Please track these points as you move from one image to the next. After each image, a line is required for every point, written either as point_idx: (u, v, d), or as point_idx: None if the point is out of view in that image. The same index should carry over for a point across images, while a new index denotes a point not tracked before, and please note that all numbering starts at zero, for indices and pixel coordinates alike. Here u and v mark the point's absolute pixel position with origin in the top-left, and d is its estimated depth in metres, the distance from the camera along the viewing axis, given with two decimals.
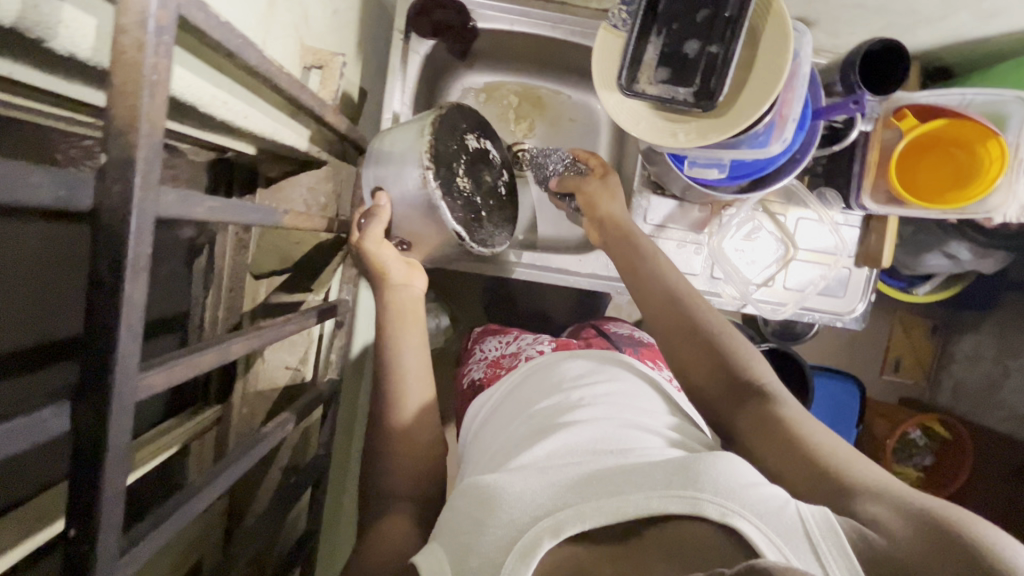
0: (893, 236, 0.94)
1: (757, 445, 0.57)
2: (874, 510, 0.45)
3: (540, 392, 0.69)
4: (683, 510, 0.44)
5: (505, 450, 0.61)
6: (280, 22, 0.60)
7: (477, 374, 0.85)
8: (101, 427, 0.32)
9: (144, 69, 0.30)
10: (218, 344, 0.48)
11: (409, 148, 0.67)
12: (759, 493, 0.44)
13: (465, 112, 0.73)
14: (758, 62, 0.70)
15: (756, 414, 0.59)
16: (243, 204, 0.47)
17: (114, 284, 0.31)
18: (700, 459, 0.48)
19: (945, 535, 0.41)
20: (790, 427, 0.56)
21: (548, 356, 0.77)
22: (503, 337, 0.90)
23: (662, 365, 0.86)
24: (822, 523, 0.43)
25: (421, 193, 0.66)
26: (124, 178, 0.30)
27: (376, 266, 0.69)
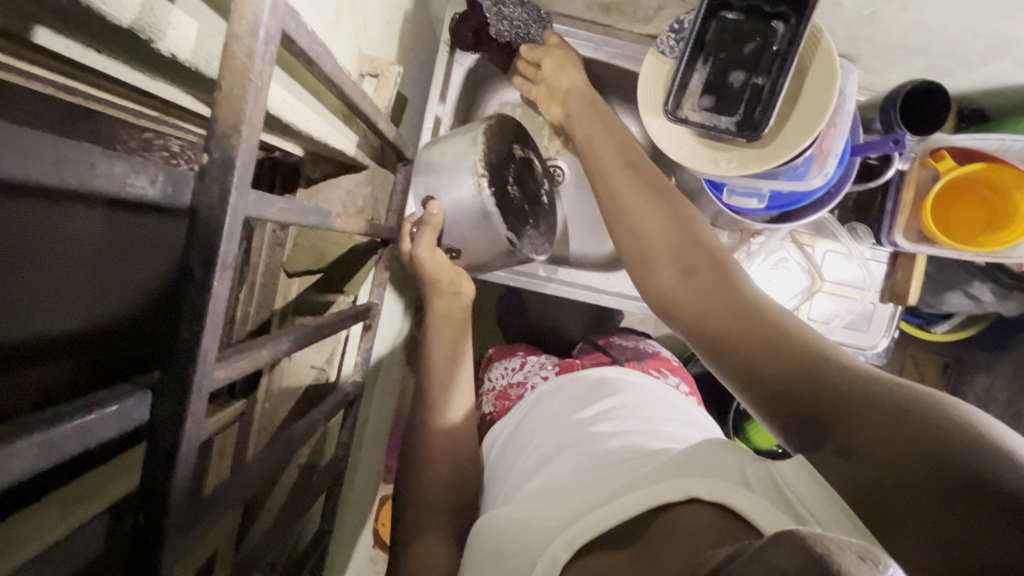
0: (921, 274, 0.94)
1: (731, 334, 0.55)
2: (857, 423, 0.41)
3: (547, 415, 0.70)
4: (679, 497, 0.45)
5: (519, 475, 0.63)
6: (344, 29, 0.61)
7: (487, 408, 0.85)
8: (180, 417, 0.32)
9: (251, 75, 0.31)
10: (270, 342, 0.49)
11: (460, 156, 0.67)
12: (745, 476, 0.45)
13: (515, 124, 0.74)
14: (803, 97, 0.71)
15: (704, 287, 0.61)
16: (306, 207, 0.48)
17: (205, 280, 0.32)
18: (688, 459, 0.49)
19: (934, 442, 0.36)
20: (763, 316, 0.54)
21: (552, 383, 0.77)
22: (508, 362, 0.88)
23: (667, 374, 0.86)
24: (804, 483, 0.41)
25: (475, 201, 0.66)
26: (224, 178, 0.31)
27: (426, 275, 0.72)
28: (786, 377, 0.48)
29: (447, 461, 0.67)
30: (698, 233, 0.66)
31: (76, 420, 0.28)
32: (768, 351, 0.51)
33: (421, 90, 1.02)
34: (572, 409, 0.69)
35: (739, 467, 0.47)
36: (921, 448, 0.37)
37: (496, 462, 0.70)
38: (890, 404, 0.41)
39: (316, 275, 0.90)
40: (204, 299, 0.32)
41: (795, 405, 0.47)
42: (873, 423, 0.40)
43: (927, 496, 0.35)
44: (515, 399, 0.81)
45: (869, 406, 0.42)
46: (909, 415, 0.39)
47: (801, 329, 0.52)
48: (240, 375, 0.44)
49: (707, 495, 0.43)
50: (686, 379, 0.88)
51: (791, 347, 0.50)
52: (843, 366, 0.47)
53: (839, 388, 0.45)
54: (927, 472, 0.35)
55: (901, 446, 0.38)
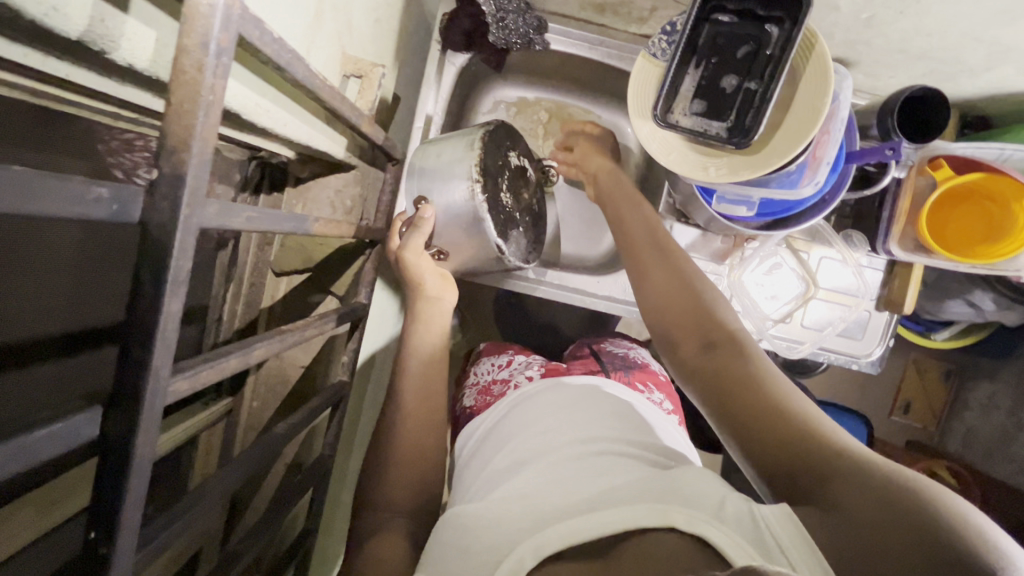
0: (918, 283, 0.92)
1: (735, 396, 0.55)
2: (846, 491, 0.42)
3: (530, 414, 0.69)
4: (655, 522, 0.44)
5: (493, 473, 0.62)
6: (325, 31, 0.60)
7: (467, 401, 0.84)
8: (131, 434, 0.32)
9: (202, 89, 0.30)
10: (242, 348, 0.49)
11: (457, 159, 0.67)
12: (722, 505, 0.45)
13: (512, 130, 0.73)
14: (795, 103, 0.70)
15: (721, 362, 0.58)
16: (276, 214, 0.48)
17: (155, 296, 0.31)
18: (672, 483, 0.49)
19: (920, 520, 0.37)
20: (769, 385, 0.54)
21: (535, 384, 0.76)
22: (496, 359, 0.88)
23: (653, 390, 0.85)
24: (781, 520, 0.41)
25: (467, 206, 0.66)
26: (174, 195, 0.31)
27: (413, 278, 0.71)
28: (788, 451, 0.48)
29: (414, 466, 0.66)
30: (710, 296, 0.66)
31: (20, 440, 0.28)
32: (776, 426, 0.50)
33: (414, 88, 1.01)
34: (557, 412, 0.68)
35: (721, 497, 0.46)
36: (910, 518, 0.37)
37: (472, 460, 0.69)
38: (886, 480, 0.41)
39: (304, 275, 0.90)
40: (153, 317, 0.31)
41: (794, 476, 0.47)
42: (867, 494, 0.40)
43: (910, 566, 0.35)
44: (497, 395, 0.80)
45: (865, 480, 0.42)
46: (898, 490, 0.40)
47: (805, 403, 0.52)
48: (207, 383, 0.44)
49: (685, 525, 0.43)
50: (672, 396, 0.87)
51: (795, 416, 0.50)
52: (844, 443, 0.47)
53: (839, 463, 0.44)
54: (915, 546, 0.36)
55: (891, 517, 0.38)
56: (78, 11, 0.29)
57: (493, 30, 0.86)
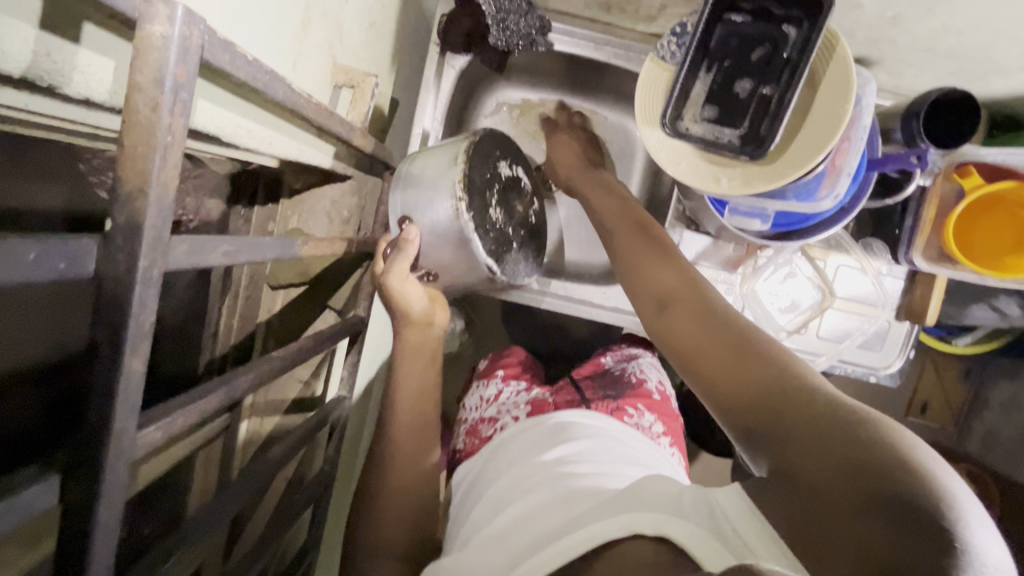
0: (943, 290, 0.87)
1: (701, 358, 0.55)
2: (801, 447, 0.41)
3: (509, 459, 0.68)
4: (623, 531, 0.43)
5: (478, 518, 0.61)
6: (313, 42, 0.57)
7: (459, 444, 0.87)
8: (93, 500, 0.30)
9: (159, 131, 0.28)
10: (226, 384, 0.46)
11: (441, 175, 0.64)
12: (681, 502, 0.44)
13: (502, 138, 0.71)
14: (814, 111, 0.65)
15: (677, 325, 0.60)
16: (258, 242, 0.45)
17: (114, 356, 0.29)
18: (634, 488, 0.49)
19: (865, 477, 0.36)
20: (731, 340, 0.54)
21: (515, 429, 0.75)
22: (484, 393, 0.91)
23: (644, 411, 0.87)
24: (731, 499, 0.41)
25: (453, 224, 0.63)
26: (131, 247, 0.28)
27: (400, 307, 0.68)
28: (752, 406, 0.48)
29: (404, 498, 0.66)
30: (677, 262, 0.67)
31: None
32: (729, 378, 0.51)
33: (413, 90, 0.97)
34: (535, 451, 0.67)
35: (679, 493, 0.46)
36: (858, 473, 0.37)
37: (460, 508, 0.68)
38: (830, 423, 0.42)
39: (300, 289, 0.87)
40: (114, 378, 0.29)
41: (748, 421, 0.48)
42: (812, 447, 0.41)
43: (852, 518, 0.35)
44: (484, 435, 0.83)
45: (810, 424, 0.42)
46: (849, 444, 0.39)
47: (768, 348, 0.52)
48: (185, 427, 0.41)
49: (650, 529, 0.42)
50: (664, 416, 0.89)
51: (757, 369, 0.50)
52: (795, 382, 0.47)
53: (784, 403, 0.46)
54: (857, 497, 0.36)
55: (835, 468, 0.38)
56: (17, 48, 0.26)
57: (494, 32, 0.82)
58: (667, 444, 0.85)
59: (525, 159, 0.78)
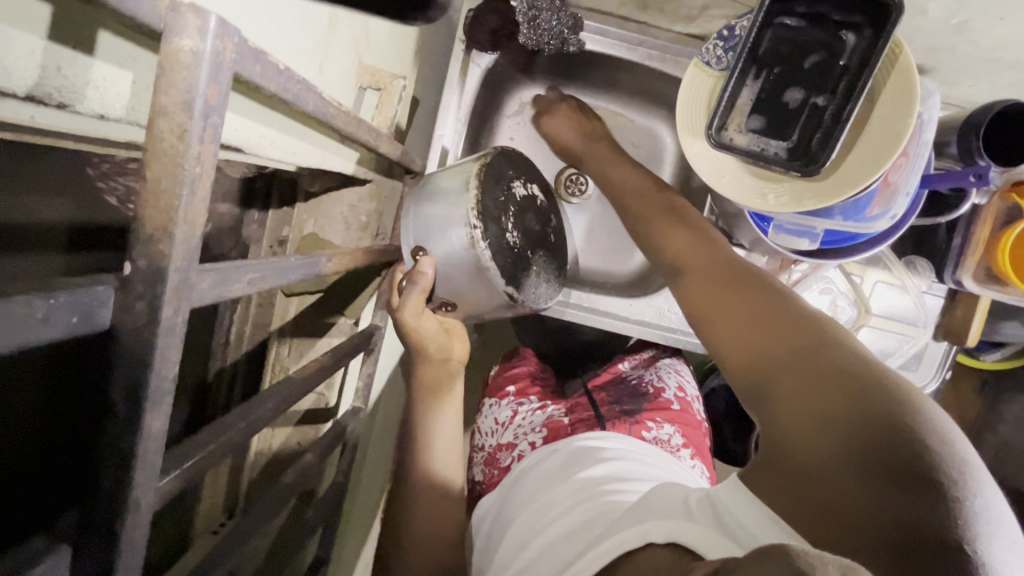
0: (984, 311, 0.84)
1: (712, 308, 0.56)
2: (805, 397, 0.42)
3: (535, 488, 0.64)
4: (636, 543, 0.40)
5: (504, 558, 0.57)
6: (339, 41, 0.53)
7: (479, 475, 0.84)
8: (109, 574, 0.27)
9: (186, 161, 0.24)
10: (246, 419, 0.43)
11: (452, 201, 0.62)
12: (692, 509, 0.42)
13: (511, 156, 0.68)
14: (871, 125, 0.61)
15: (696, 281, 0.60)
16: (283, 265, 0.42)
17: (132, 417, 0.25)
18: (649, 501, 0.46)
19: (872, 435, 0.36)
20: (743, 289, 0.55)
21: (541, 453, 0.71)
22: (496, 415, 0.88)
23: (664, 420, 0.84)
24: (742, 497, 0.39)
25: (467, 253, 0.61)
26: (152, 293, 0.24)
27: (414, 342, 0.68)
28: (758, 351, 0.49)
29: (428, 537, 0.65)
30: (696, 225, 0.67)
31: None
32: (735, 332, 0.52)
33: (434, 88, 0.93)
34: (562, 474, 0.64)
35: (690, 501, 0.44)
36: (868, 432, 0.37)
37: (484, 546, 0.64)
38: (839, 381, 0.41)
39: (316, 296, 0.81)
40: (132, 440, 0.25)
41: (751, 371, 0.49)
42: (821, 403, 0.41)
43: (858, 477, 0.35)
44: (503, 466, 0.80)
45: (813, 373, 0.43)
46: (858, 401, 0.39)
47: (781, 297, 0.53)
48: (204, 469, 0.38)
49: (661, 535, 0.39)
50: (684, 427, 0.86)
51: (767, 316, 0.51)
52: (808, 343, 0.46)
53: (790, 349, 0.47)
54: (861, 462, 0.36)
55: (847, 437, 0.38)
56: (22, 62, 0.22)
57: (524, 32, 0.79)
58: (688, 456, 0.82)
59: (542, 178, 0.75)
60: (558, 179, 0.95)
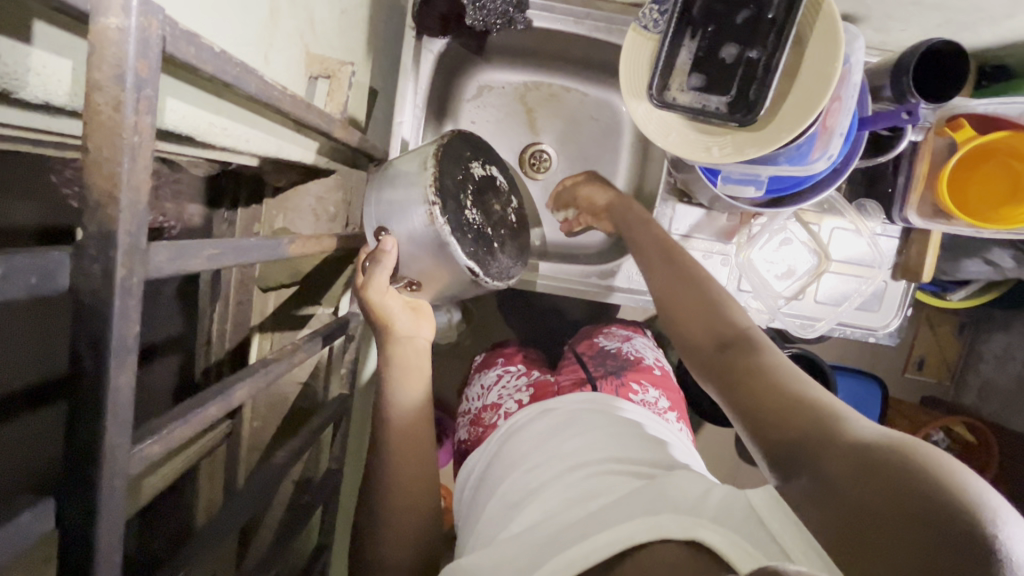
0: (936, 249, 0.87)
1: (744, 388, 0.55)
2: (840, 471, 0.41)
3: (527, 444, 0.69)
4: (651, 535, 0.44)
5: (493, 515, 0.62)
6: (283, 31, 0.55)
7: (464, 433, 0.87)
8: (93, 520, 0.29)
9: (124, 130, 0.26)
10: (223, 393, 0.45)
11: (413, 180, 0.65)
12: (705, 506, 0.46)
13: (471, 139, 0.71)
14: (802, 72, 0.64)
15: (733, 360, 0.59)
16: (243, 244, 0.44)
17: (99, 372, 0.28)
18: (663, 488, 0.49)
19: (909, 497, 0.35)
20: (773, 373, 0.55)
21: (524, 416, 0.76)
22: (485, 380, 0.91)
23: (648, 386, 0.87)
24: (768, 500, 0.43)
25: (428, 231, 0.63)
26: (106, 255, 0.27)
27: (380, 320, 0.68)
28: (791, 429, 0.48)
29: (408, 510, 0.67)
30: (721, 299, 0.67)
31: None
32: (769, 412, 0.51)
33: (392, 79, 0.95)
34: (551, 438, 0.67)
35: (707, 491, 0.48)
36: (904, 492, 0.36)
37: (474, 498, 0.70)
38: (874, 455, 0.40)
39: (293, 288, 0.84)
40: (101, 394, 0.28)
41: (785, 448, 0.47)
42: (860, 475, 0.40)
43: (902, 544, 0.34)
44: (488, 423, 0.83)
45: (846, 451, 0.42)
46: (891, 469, 0.38)
47: (811, 388, 0.52)
48: (184, 438, 0.40)
49: (679, 533, 0.43)
50: (667, 391, 0.89)
51: (799, 402, 0.50)
52: (838, 427, 0.45)
53: (821, 431, 0.46)
54: (903, 524, 0.35)
55: (885, 498, 0.37)
56: None
57: (470, 13, 0.81)
58: (674, 418, 0.86)
59: (502, 162, 0.78)
60: (521, 155, 1.00)
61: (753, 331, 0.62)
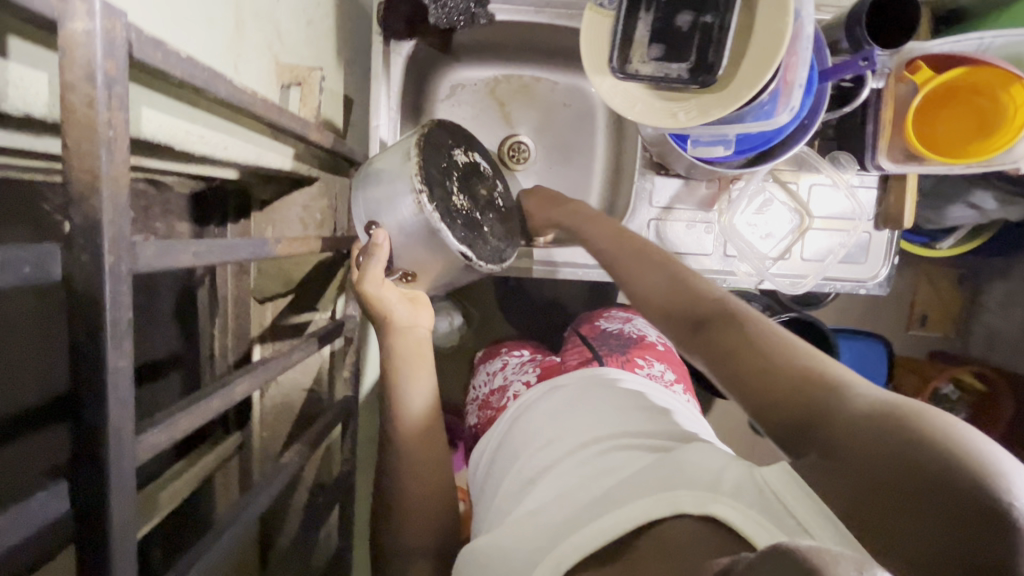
0: (913, 195, 0.90)
1: (727, 361, 0.53)
2: (841, 442, 0.40)
3: (530, 428, 0.69)
4: (666, 511, 0.45)
5: (507, 494, 0.63)
6: (251, 42, 0.57)
7: (473, 419, 0.89)
8: (104, 499, 0.31)
9: (99, 126, 0.28)
10: (223, 389, 0.47)
11: (397, 171, 0.67)
12: (721, 481, 0.46)
13: (450, 127, 0.73)
14: (756, 30, 0.66)
15: (710, 332, 0.57)
16: (229, 243, 0.46)
17: (97, 355, 0.29)
18: (677, 465, 0.50)
19: (921, 467, 0.35)
20: (751, 339, 0.53)
21: (532, 395, 0.76)
22: (490, 368, 0.93)
23: (653, 360, 0.89)
24: (780, 480, 0.42)
25: (418, 219, 0.65)
26: (93, 245, 0.29)
27: (380, 311, 0.70)
28: (786, 401, 0.47)
29: (423, 498, 0.69)
30: (688, 273, 0.66)
31: None
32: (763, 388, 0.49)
33: (366, 87, 0.97)
34: (554, 420, 0.68)
35: (724, 467, 0.48)
36: (917, 462, 0.35)
37: (487, 480, 0.72)
38: (876, 423, 0.40)
39: (288, 297, 0.86)
40: (102, 375, 0.30)
41: (783, 421, 0.46)
42: (866, 446, 0.39)
43: (922, 517, 0.33)
44: (497, 405, 0.84)
45: (845, 421, 0.42)
46: (897, 437, 0.38)
47: (795, 352, 0.50)
48: (187, 430, 0.41)
49: (694, 509, 0.43)
50: (672, 364, 0.91)
51: (787, 369, 0.48)
52: (833, 396, 0.44)
53: (815, 400, 0.45)
54: (917, 497, 0.34)
55: (896, 469, 0.36)
56: None
57: (434, 11, 0.83)
58: (681, 390, 0.87)
59: (484, 149, 0.80)
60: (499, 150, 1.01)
61: (724, 297, 0.60)
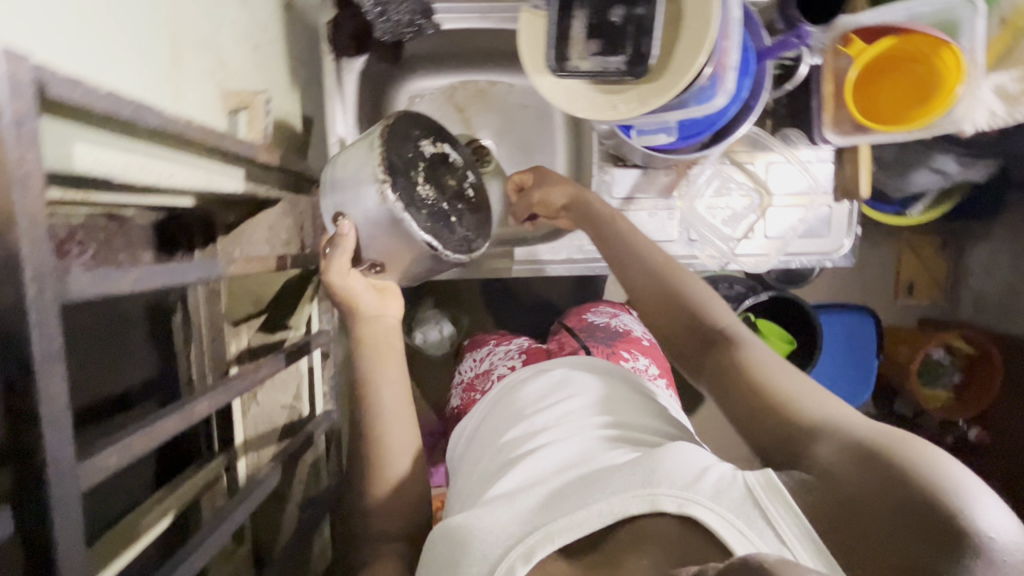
0: (868, 162, 0.91)
1: (732, 386, 0.59)
2: (826, 461, 0.45)
3: (508, 415, 0.70)
4: (645, 509, 0.46)
5: (481, 476, 0.64)
6: (191, 71, 0.59)
7: (456, 400, 0.91)
8: (46, 521, 0.32)
9: (9, 165, 0.29)
10: (181, 407, 0.48)
11: (361, 164, 0.68)
12: (700, 475, 0.47)
13: (417, 117, 0.74)
14: (686, 19, 0.68)
15: (720, 358, 0.63)
16: (175, 265, 0.47)
17: (26, 383, 0.31)
18: (652, 454, 0.50)
19: (901, 489, 0.39)
20: (751, 371, 0.59)
21: (515, 376, 0.77)
22: (477, 354, 0.94)
23: (639, 355, 0.90)
24: (765, 485, 0.43)
25: (382, 210, 0.66)
26: (13, 278, 0.30)
27: (347, 301, 0.72)
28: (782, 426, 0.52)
29: (397, 495, 0.70)
30: (697, 296, 0.71)
31: None
32: (760, 410, 0.55)
33: None
34: (537, 407, 0.68)
35: (701, 460, 0.49)
36: (895, 481, 0.39)
37: (461, 462, 0.73)
38: (861, 448, 0.44)
39: (260, 317, 0.87)
40: (33, 401, 0.31)
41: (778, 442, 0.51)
42: (850, 466, 0.43)
43: (891, 531, 0.38)
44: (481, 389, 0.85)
45: (835, 444, 0.46)
46: (880, 460, 0.42)
47: (788, 384, 0.56)
48: (141, 451, 0.43)
49: (673, 508, 0.45)
50: (657, 358, 0.93)
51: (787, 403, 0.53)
52: (828, 427, 0.49)
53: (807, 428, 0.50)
54: (891, 513, 0.38)
55: (877, 488, 0.40)
56: None
57: (380, 26, 0.85)
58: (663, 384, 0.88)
59: (456, 141, 0.81)
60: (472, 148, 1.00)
61: (730, 327, 0.66)
